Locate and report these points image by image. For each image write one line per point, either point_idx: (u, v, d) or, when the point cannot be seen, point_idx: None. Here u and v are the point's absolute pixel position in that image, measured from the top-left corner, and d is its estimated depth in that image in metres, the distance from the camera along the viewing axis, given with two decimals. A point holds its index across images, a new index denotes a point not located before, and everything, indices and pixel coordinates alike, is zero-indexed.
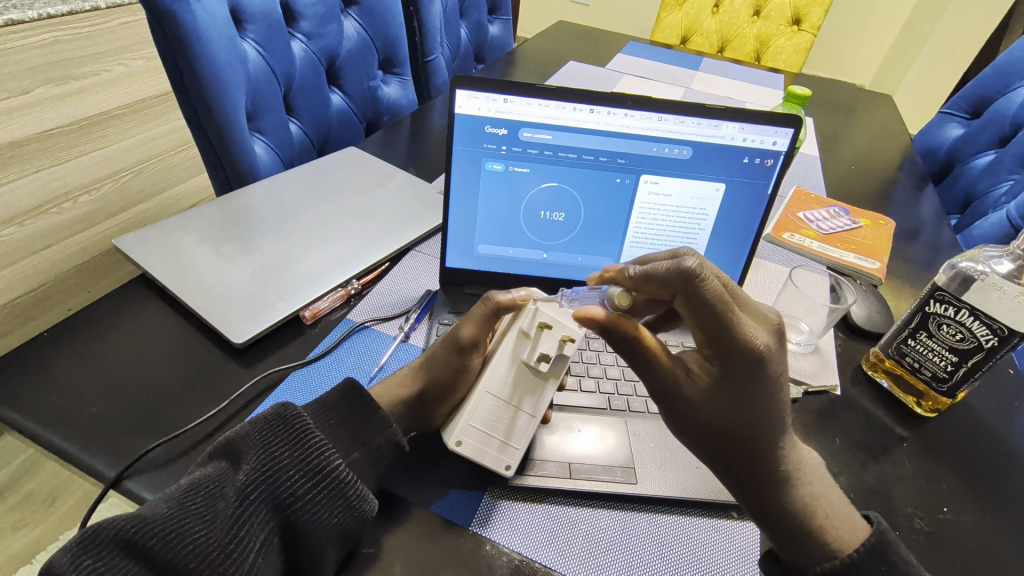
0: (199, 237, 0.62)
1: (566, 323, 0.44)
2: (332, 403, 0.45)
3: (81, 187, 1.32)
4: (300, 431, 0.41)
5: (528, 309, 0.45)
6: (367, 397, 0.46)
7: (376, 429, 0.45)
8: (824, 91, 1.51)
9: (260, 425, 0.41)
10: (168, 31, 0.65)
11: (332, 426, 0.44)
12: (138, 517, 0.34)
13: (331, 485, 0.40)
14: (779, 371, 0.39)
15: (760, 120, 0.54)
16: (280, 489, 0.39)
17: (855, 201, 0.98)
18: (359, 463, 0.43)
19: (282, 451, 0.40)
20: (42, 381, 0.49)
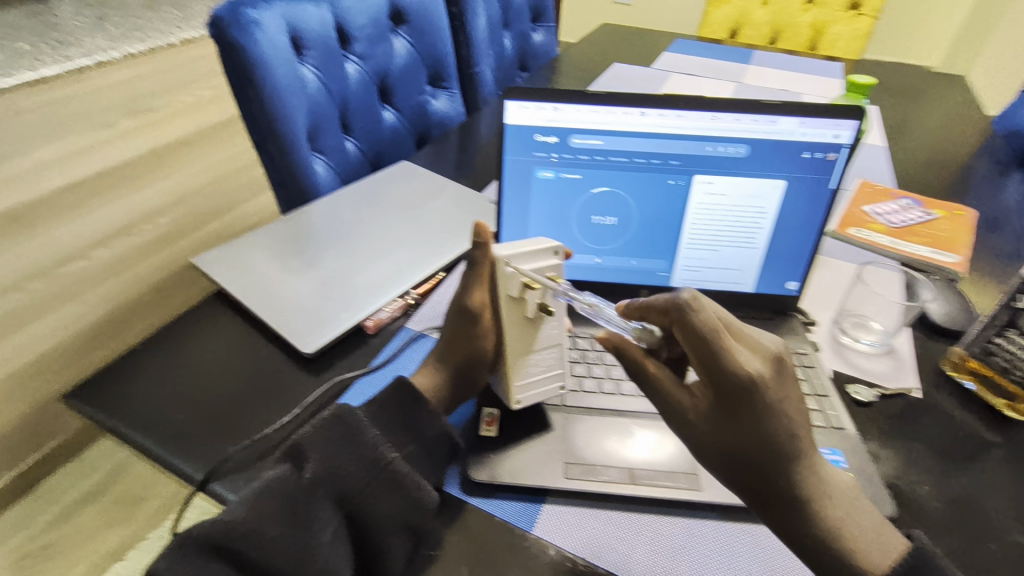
0: (268, 254, 0.66)
1: (547, 264, 0.46)
2: (383, 400, 0.45)
3: (157, 211, 1.41)
4: (355, 429, 0.43)
5: (510, 272, 0.44)
6: (416, 391, 0.46)
7: (427, 422, 0.45)
8: (888, 77, 1.44)
9: (321, 427, 0.43)
10: (237, 63, 0.70)
11: (385, 422, 0.45)
12: (218, 523, 0.38)
13: (389, 479, 0.42)
14: (780, 398, 0.38)
15: (820, 114, 0.53)
16: (343, 484, 0.41)
17: (927, 191, 0.93)
18: (414, 456, 0.44)
19: (341, 449, 0.42)
20: (136, 391, 0.53)
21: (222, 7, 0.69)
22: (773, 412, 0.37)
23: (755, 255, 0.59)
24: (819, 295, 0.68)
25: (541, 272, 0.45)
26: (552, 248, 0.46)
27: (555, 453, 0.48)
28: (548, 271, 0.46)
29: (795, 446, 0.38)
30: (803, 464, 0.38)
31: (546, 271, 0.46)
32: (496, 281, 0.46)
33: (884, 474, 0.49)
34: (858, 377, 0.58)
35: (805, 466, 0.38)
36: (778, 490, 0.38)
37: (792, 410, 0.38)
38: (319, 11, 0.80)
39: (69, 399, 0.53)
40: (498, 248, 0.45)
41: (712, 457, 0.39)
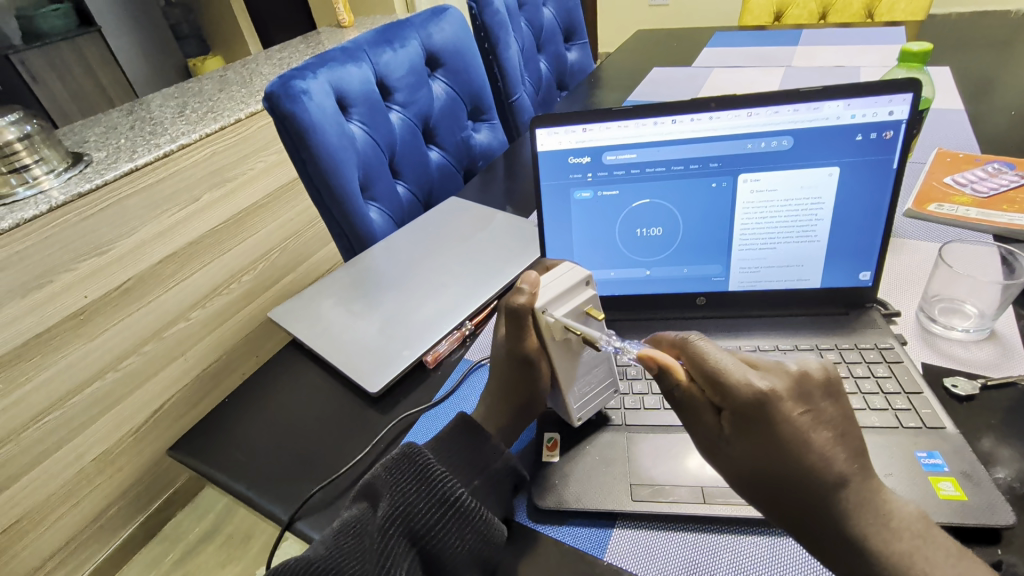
0: (332, 301, 0.70)
1: (582, 299, 0.46)
2: (447, 437, 0.48)
3: (242, 269, 1.50)
4: (424, 467, 0.44)
5: (552, 321, 0.45)
6: (477, 427, 0.49)
7: (490, 455, 0.47)
8: (962, 32, 1.31)
9: (390, 465, 0.45)
10: (292, 130, 0.76)
11: (449, 457, 0.47)
12: (303, 559, 0.39)
13: (459, 514, 0.43)
14: (799, 415, 0.36)
15: (868, 92, 0.49)
16: (415, 521, 0.42)
17: (1021, 151, 0.83)
18: (480, 490, 0.46)
19: (411, 486, 0.44)
20: (229, 440, 0.58)
21: (274, 83, 0.76)
22: (791, 433, 0.36)
23: (817, 248, 0.56)
24: (899, 283, 0.63)
25: (576, 310, 0.46)
26: (582, 282, 0.46)
27: (620, 474, 0.47)
28: (583, 307, 0.47)
29: (828, 469, 0.35)
30: (844, 488, 0.35)
31: (582, 305, 0.47)
32: (537, 330, 0.46)
33: (999, 477, 0.43)
34: (956, 368, 0.52)
35: (849, 491, 0.35)
36: (819, 518, 0.35)
37: (820, 431, 0.36)
38: (360, 71, 0.86)
39: (174, 450, 0.58)
40: (538, 299, 0.45)
41: (741, 485, 0.38)
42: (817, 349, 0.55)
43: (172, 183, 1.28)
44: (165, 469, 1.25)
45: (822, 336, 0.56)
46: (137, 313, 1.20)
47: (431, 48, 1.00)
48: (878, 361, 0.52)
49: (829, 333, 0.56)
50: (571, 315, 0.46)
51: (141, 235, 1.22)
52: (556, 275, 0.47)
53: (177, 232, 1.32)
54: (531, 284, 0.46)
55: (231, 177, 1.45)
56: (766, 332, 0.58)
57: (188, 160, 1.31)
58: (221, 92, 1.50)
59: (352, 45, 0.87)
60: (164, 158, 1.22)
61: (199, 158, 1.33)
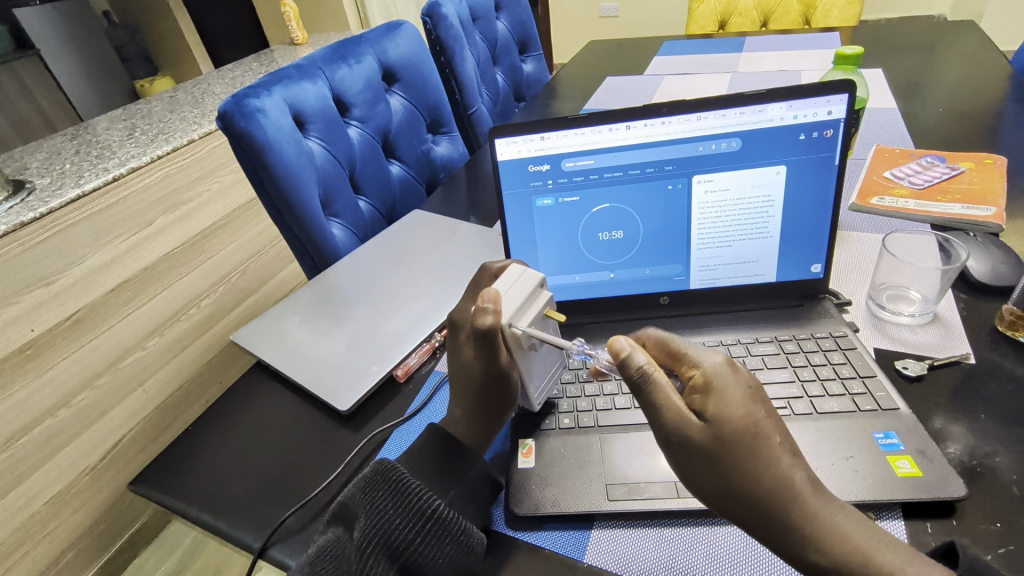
0: (297, 320, 0.69)
1: (542, 303, 0.48)
2: (421, 449, 0.48)
3: (201, 293, 1.45)
4: (398, 482, 0.43)
5: (521, 334, 0.46)
6: (452, 437, 0.49)
7: (466, 464, 0.48)
8: (891, 35, 1.40)
9: (364, 485, 0.44)
10: (248, 148, 0.75)
11: (425, 471, 0.47)
12: None
13: (437, 526, 0.42)
14: (754, 389, 0.38)
15: (808, 94, 0.52)
16: (393, 539, 0.42)
17: (952, 144, 0.89)
18: (456, 501, 0.46)
19: (386, 504, 0.43)
20: (194, 471, 0.56)
21: (226, 102, 0.74)
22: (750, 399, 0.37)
23: (770, 244, 0.58)
24: (848, 275, 0.66)
25: (538, 315, 0.48)
26: (538, 286, 0.49)
27: (596, 475, 0.47)
28: (543, 310, 0.49)
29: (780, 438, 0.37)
30: (790, 470, 0.36)
31: (542, 309, 0.49)
32: (502, 345, 0.47)
33: (951, 453, 0.46)
34: (905, 352, 0.55)
35: (795, 472, 0.36)
36: (773, 505, 0.35)
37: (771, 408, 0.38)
38: (315, 87, 0.85)
39: (135, 484, 0.56)
40: (502, 314, 0.46)
41: (715, 457, 0.36)
42: (778, 340, 0.57)
43: (123, 208, 1.23)
44: (127, 506, 1.19)
45: (781, 328, 0.58)
46: (89, 344, 1.15)
47: (387, 62, 1.00)
48: (833, 349, 0.54)
49: (786, 325, 0.58)
50: (534, 322, 0.48)
51: (91, 263, 1.18)
52: (512, 285, 0.48)
53: (130, 258, 1.27)
54: (493, 301, 0.47)
55: (186, 200, 1.41)
56: (728, 327, 0.59)
57: (139, 184, 1.26)
58: (171, 113, 1.46)
59: (307, 62, 0.86)
60: (113, 182, 1.18)
61: (151, 181, 1.29)
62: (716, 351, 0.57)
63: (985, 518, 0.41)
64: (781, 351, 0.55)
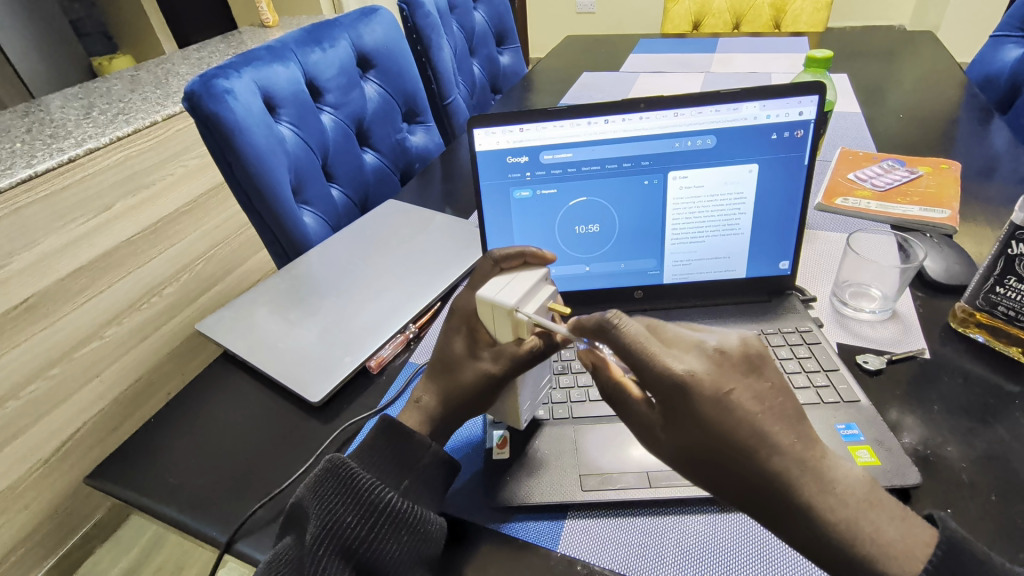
0: (267, 309, 0.67)
1: (547, 295, 0.45)
2: (371, 443, 0.47)
3: (162, 282, 1.40)
4: (348, 477, 0.43)
5: (526, 320, 0.43)
6: (401, 428, 0.48)
7: (417, 454, 0.47)
8: (856, 41, 1.45)
9: (315, 484, 0.43)
10: (216, 131, 0.72)
11: (377, 465, 0.46)
12: None
13: (391, 519, 0.42)
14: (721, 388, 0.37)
15: (781, 94, 0.53)
16: (347, 536, 0.41)
17: (911, 149, 0.93)
18: (411, 490, 0.45)
19: (337, 501, 0.42)
20: (156, 464, 0.54)
21: (193, 82, 0.71)
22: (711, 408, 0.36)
23: (741, 241, 0.59)
24: (815, 273, 0.68)
25: (543, 307, 0.45)
26: (543, 278, 0.46)
27: (570, 466, 0.48)
28: (548, 303, 0.45)
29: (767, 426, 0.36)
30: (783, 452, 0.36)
31: (546, 303, 0.45)
32: (505, 330, 0.45)
33: (906, 443, 0.48)
34: (865, 347, 0.57)
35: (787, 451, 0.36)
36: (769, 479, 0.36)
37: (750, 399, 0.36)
38: (287, 70, 0.83)
39: (91, 479, 0.53)
40: (502, 297, 0.44)
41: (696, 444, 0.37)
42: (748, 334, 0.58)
43: (81, 190, 1.17)
44: (82, 502, 1.15)
45: (750, 323, 0.59)
46: (42, 333, 1.09)
47: (362, 48, 0.98)
48: (799, 344, 0.56)
49: (755, 320, 0.60)
50: (541, 311, 0.45)
51: (44, 247, 1.12)
52: (518, 274, 0.46)
53: (87, 243, 1.21)
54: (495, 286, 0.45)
55: (148, 183, 1.35)
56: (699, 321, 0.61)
57: (97, 166, 1.20)
58: (132, 93, 1.40)
59: (278, 44, 0.84)
60: (69, 163, 1.12)
61: (112, 164, 1.23)
62: None
63: (937, 503, 0.43)
64: None
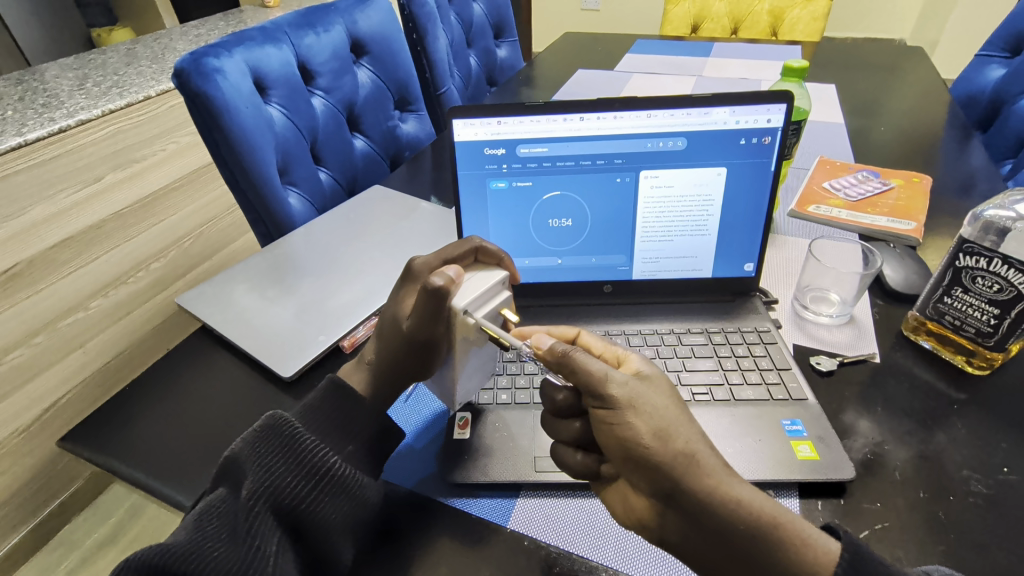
0: (247, 286, 0.69)
1: (499, 301, 0.48)
2: (320, 406, 0.49)
3: (150, 257, 1.41)
4: (291, 437, 0.45)
5: (473, 323, 0.45)
6: (350, 392, 0.50)
7: (363, 422, 0.49)
8: (849, 53, 1.47)
9: (256, 439, 0.44)
10: (204, 109, 0.73)
11: (323, 427, 0.48)
12: (161, 545, 0.38)
13: (330, 482, 0.44)
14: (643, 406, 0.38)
15: (750, 101, 0.55)
16: (282, 494, 0.43)
17: (889, 161, 0.95)
18: (354, 455, 0.48)
19: (278, 459, 0.44)
20: (127, 429, 0.56)
21: (183, 59, 0.72)
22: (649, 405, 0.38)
23: (708, 241, 0.61)
24: (779, 276, 0.70)
25: (493, 312, 0.47)
26: (499, 284, 0.48)
27: (526, 448, 0.50)
28: (499, 308, 0.48)
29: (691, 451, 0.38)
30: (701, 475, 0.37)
31: (499, 308, 0.48)
32: (451, 327, 0.47)
33: (847, 441, 0.50)
34: (819, 348, 0.60)
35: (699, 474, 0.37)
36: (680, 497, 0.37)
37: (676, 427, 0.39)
38: (280, 52, 0.84)
39: (65, 442, 0.55)
40: (455, 297, 0.46)
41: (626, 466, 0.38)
42: (709, 332, 0.60)
43: (71, 161, 1.18)
44: (59, 471, 1.16)
45: (711, 320, 0.62)
46: (27, 301, 1.10)
47: (357, 34, 0.99)
48: (756, 343, 0.58)
49: (716, 318, 0.62)
50: (490, 317, 0.47)
51: (32, 216, 1.12)
52: (474, 278, 0.48)
53: (75, 214, 1.22)
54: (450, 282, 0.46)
55: (140, 157, 1.36)
56: (664, 317, 0.62)
57: (89, 138, 1.20)
58: (128, 67, 1.40)
59: (272, 25, 0.85)
60: (61, 133, 1.12)
61: (103, 136, 1.23)
62: (651, 339, 0.60)
63: (868, 497, 0.46)
64: (709, 342, 0.59)
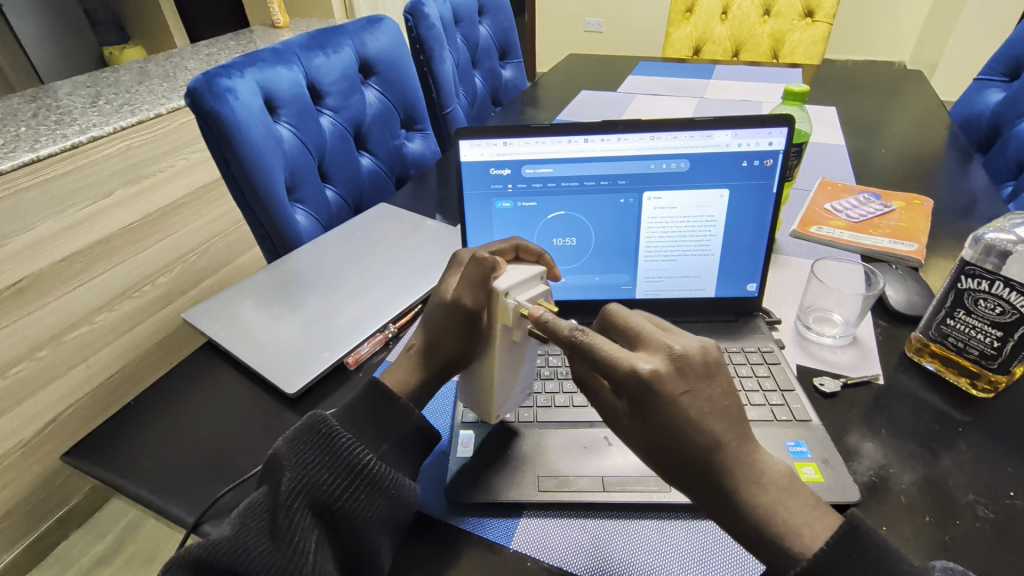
0: (253, 302, 0.69)
1: (538, 291, 0.48)
2: (356, 404, 0.48)
3: (155, 272, 1.42)
4: (328, 434, 0.45)
5: (512, 305, 0.46)
6: (387, 391, 0.49)
7: (399, 420, 0.48)
8: (850, 75, 1.49)
9: (295, 437, 0.44)
10: (215, 127, 0.75)
11: (359, 424, 0.47)
12: (206, 542, 0.39)
13: (366, 481, 0.44)
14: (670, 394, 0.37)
15: (752, 125, 0.56)
16: (321, 491, 0.43)
17: (890, 183, 0.96)
18: (389, 454, 0.47)
19: (315, 457, 0.44)
20: (130, 444, 0.56)
21: (196, 79, 0.74)
22: (675, 395, 0.37)
23: (711, 261, 0.62)
24: (782, 296, 0.70)
25: (533, 300, 0.48)
26: (537, 276, 0.49)
27: (529, 468, 0.50)
28: (538, 298, 0.48)
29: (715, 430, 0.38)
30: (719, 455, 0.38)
31: (537, 297, 0.48)
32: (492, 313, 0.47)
33: (852, 464, 0.50)
34: (823, 369, 0.60)
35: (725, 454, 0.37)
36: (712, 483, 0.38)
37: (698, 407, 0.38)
38: (290, 73, 0.86)
39: (69, 455, 0.55)
40: (498, 281, 0.47)
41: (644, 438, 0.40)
42: None
43: (81, 177, 1.20)
44: (57, 486, 1.15)
45: (715, 340, 0.62)
46: (32, 315, 1.11)
47: (366, 55, 1.01)
48: (760, 363, 0.58)
49: (720, 338, 0.62)
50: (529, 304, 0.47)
51: (40, 231, 1.13)
52: (513, 269, 0.49)
53: (83, 229, 1.23)
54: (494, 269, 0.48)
55: (149, 173, 1.38)
56: None
57: (99, 154, 1.22)
58: (140, 85, 1.43)
59: (283, 47, 0.87)
60: (72, 150, 1.14)
61: (113, 152, 1.25)
62: None
63: (874, 521, 0.45)
64: None
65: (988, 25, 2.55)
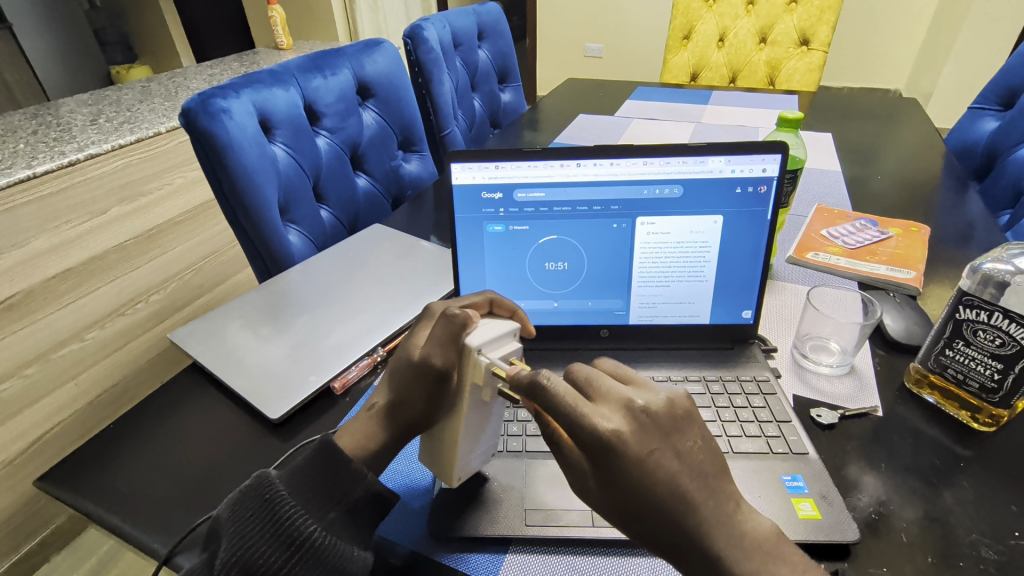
0: (240, 323, 0.68)
1: (511, 349, 0.45)
2: (306, 466, 0.46)
3: (149, 289, 1.42)
4: (270, 501, 0.42)
5: (485, 363, 0.43)
6: (340, 454, 0.46)
7: (350, 484, 0.46)
8: (846, 102, 1.50)
9: (236, 505, 0.42)
10: (209, 147, 0.75)
11: (307, 490, 0.45)
12: None
13: (307, 553, 0.41)
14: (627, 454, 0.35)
15: (744, 151, 0.56)
16: (255, 564, 0.40)
17: (887, 210, 0.96)
18: (337, 523, 0.44)
19: (254, 525, 0.41)
20: (107, 470, 0.54)
21: (192, 99, 0.74)
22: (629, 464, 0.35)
23: (706, 287, 0.61)
24: (777, 325, 0.69)
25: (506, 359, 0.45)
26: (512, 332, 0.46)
27: (516, 500, 0.48)
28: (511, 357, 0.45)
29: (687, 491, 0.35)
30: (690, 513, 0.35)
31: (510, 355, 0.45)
32: (463, 370, 0.45)
33: (852, 501, 0.48)
34: (820, 400, 0.58)
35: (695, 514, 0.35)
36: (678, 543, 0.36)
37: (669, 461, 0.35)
38: (287, 93, 0.87)
39: (41, 482, 0.53)
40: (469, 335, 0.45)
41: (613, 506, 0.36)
42: (709, 380, 0.59)
43: (78, 193, 1.20)
44: (39, 509, 1.12)
45: (710, 368, 0.60)
46: (20, 332, 1.10)
47: (363, 77, 1.02)
48: (755, 394, 0.57)
49: (715, 366, 0.61)
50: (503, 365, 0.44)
51: (33, 247, 1.13)
52: (487, 322, 0.46)
53: (77, 246, 1.23)
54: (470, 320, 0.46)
55: (146, 191, 1.38)
56: (659, 364, 0.61)
57: (97, 171, 1.22)
58: (141, 103, 1.44)
59: (280, 69, 0.88)
60: (68, 167, 1.15)
61: (111, 170, 1.26)
62: None
63: (873, 562, 0.44)
64: (707, 391, 0.57)
65: (982, 53, 2.59)
